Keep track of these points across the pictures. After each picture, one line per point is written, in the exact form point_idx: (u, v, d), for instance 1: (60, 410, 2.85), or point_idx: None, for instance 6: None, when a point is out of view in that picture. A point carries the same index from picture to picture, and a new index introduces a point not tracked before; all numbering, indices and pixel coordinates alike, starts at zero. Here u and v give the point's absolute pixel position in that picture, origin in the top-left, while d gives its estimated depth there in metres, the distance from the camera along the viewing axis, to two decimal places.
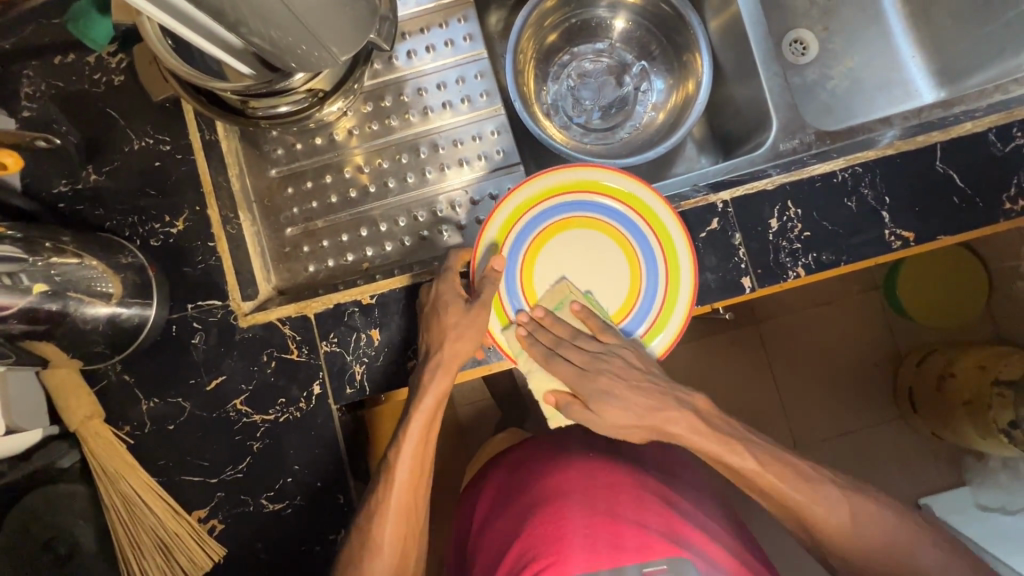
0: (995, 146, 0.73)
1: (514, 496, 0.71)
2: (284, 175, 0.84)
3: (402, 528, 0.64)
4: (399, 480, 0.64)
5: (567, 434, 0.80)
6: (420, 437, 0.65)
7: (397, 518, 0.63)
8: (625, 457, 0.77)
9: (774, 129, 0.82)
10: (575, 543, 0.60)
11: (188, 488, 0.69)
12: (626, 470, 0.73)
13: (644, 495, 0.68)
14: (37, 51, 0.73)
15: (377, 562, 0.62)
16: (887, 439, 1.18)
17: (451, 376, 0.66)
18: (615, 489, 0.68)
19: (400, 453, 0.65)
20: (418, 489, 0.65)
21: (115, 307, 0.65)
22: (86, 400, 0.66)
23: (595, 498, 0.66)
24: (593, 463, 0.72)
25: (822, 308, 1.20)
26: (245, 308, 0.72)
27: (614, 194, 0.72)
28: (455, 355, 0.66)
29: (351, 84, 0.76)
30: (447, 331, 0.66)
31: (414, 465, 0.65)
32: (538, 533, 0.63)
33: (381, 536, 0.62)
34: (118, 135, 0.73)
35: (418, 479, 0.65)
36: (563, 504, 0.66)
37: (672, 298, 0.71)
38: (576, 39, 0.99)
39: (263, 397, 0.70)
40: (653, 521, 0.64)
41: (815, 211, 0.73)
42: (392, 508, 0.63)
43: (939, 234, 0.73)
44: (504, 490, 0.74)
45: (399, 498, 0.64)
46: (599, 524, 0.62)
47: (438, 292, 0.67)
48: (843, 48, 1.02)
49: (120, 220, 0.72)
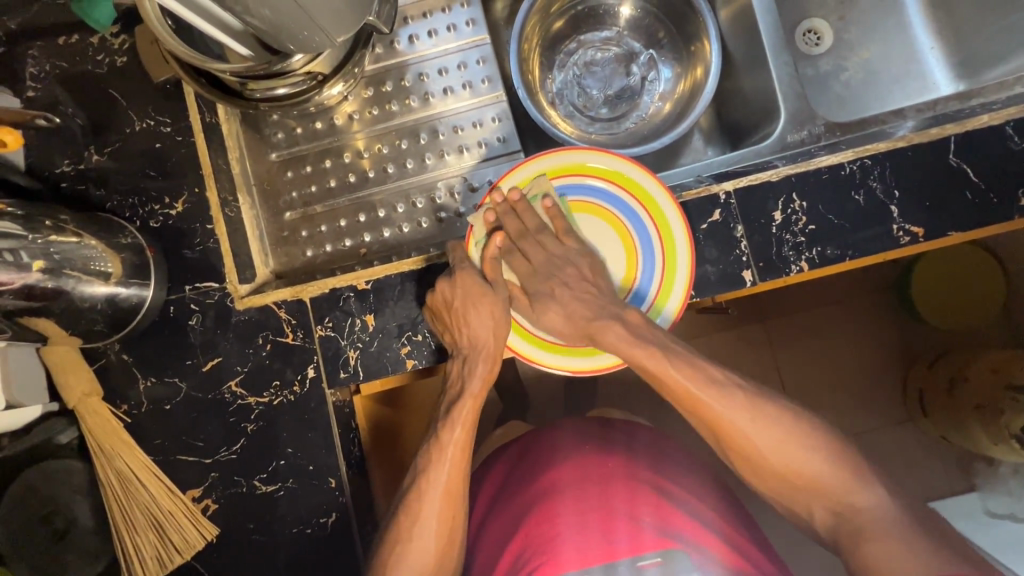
0: (1012, 140, 0.70)
1: (514, 492, 0.71)
2: (284, 159, 0.84)
3: (449, 509, 0.63)
4: (449, 458, 0.64)
5: (556, 423, 0.79)
6: (470, 420, 0.65)
7: (445, 497, 0.63)
8: (616, 443, 0.74)
9: (781, 120, 0.80)
10: (566, 539, 0.62)
11: (183, 468, 0.70)
12: (620, 459, 0.71)
13: (638, 485, 0.67)
14: (42, 31, 0.74)
15: (424, 541, 0.61)
16: (894, 441, 1.16)
17: (497, 362, 0.67)
18: (605, 481, 0.67)
19: (450, 432, 0.64)
20: (467, 468, 0.65)
21: (114, 286, 0.65)
22: (85, 377, 0.67)
23: (587, 494, 0.66)
24: (583, 453, 0.71)
25: (831, 306, 1.18)
26: (241, 291, 0.72)
27: (668, 266, 0.70)
28: (497, 340, 0.67)
29: (351, 66, 0.76)
30: (483, 315, 0.66)
31: (464, 444, 0.65)
32: (530, 532, 0.64)
33: (428, 512, 0.62)
34: (119, 116, 0.73)
35: (466, 459, 0.65)
36: (562, 502, 0.66)
37: (669, 285, 0.70)
38: (582, 27, 0.97)
39: (257, 379, 0.71)
40: (646, 514, 0.64)
41: (821, 204, 0.71)
42: (442, 486, 0.63)
43: (949, 230, 0.70)
44: (501, 484, 0.73)
45: (449, 477, 0.63)
46: (592, 519, 0.64)
47: (458, 280, 0.66)
48: (860, 39, 0.98)
49: (121, 202, 0.72)
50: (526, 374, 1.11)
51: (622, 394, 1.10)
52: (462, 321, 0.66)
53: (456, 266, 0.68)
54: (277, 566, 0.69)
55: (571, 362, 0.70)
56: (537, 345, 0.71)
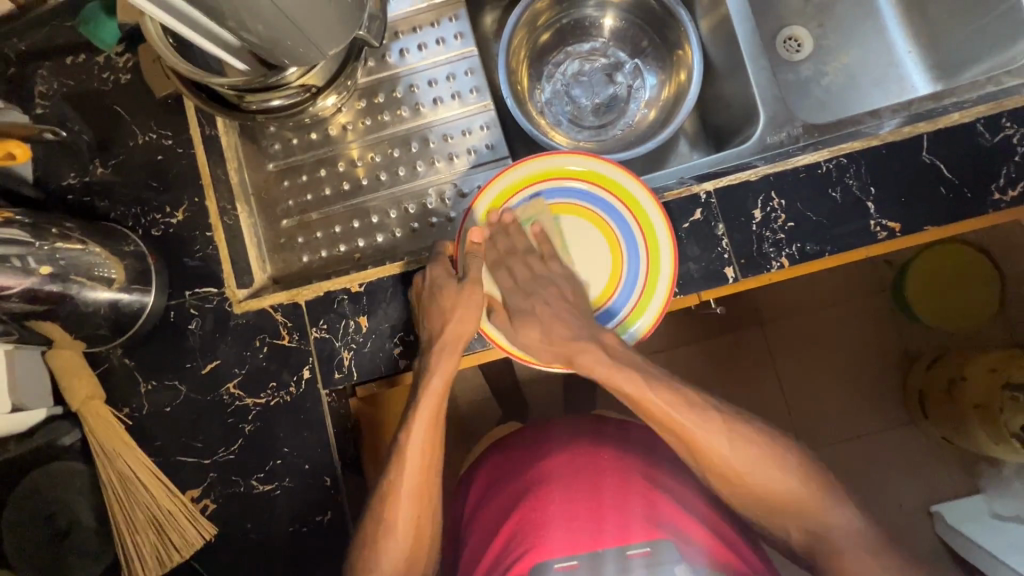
0: (984, 136, 0.72)
1: (507, 482, 0.71)
2: (281, 169, 0.87)
3: (415, 505, 0.64)
4: (409, 461, 0.65)
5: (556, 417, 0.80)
6: (431, 420, 0.66)
7: (411, 499, 0.64)
8: (612, 436, 0.74)
9: (760, 123, 0.82)
10: (555, 527, 0.64)
11: (183, 468, 0.72)
12: (614, 453, 0.71)
13: (630, 476, 0.68)
14: (51, 53, 0.78)
15: (393, 544, 0.63)
16: (892, 440, 1.16)
17: (456, 356, 0.67)
18: (599, 474, 0.68)
19: (408, 435, 0.65)
20: (430, 469, 0.66)
21: (116, 292, 0.68)
22: (88, 380, 0.69)
23: (579, 485, 0.67)
24: (578, 445, 0.72)
25: (823, 306, 1.19)
26: (239, 295, 0.75)
27: (645, 228, 0.72)
28: (456, 336, 0.68)
29: (343, 78, 0.79)
30: (449, 311, 0.68)
31: (425, 443, 0.65)
32: (521, 520, 0.65)
33: (395, 516, 0.63)
34: (123, 130, 0.77)
35: (429, 457, 0.66)
36: (555, 490, 0.67)
37: (655, 247, 0.72)
38: (568, 39, 1.01)
39: (254, 381, 0.73)
40: (637, 503, 0.65)
41: (799, 202, 0.73)
42: (406, 490, 0.64)
43: (925, 224, 0.72)
44: (493, 477, 0.74)
45: (412, 480, 0.64)
46: (582, 510, 0.65)
47: (431, 277, 0.69)
48: (838, 44, 1.01)
49: (124, 211, 0.75)
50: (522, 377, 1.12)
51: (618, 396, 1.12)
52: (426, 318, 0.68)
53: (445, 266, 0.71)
54: (276, 564, 0.70)
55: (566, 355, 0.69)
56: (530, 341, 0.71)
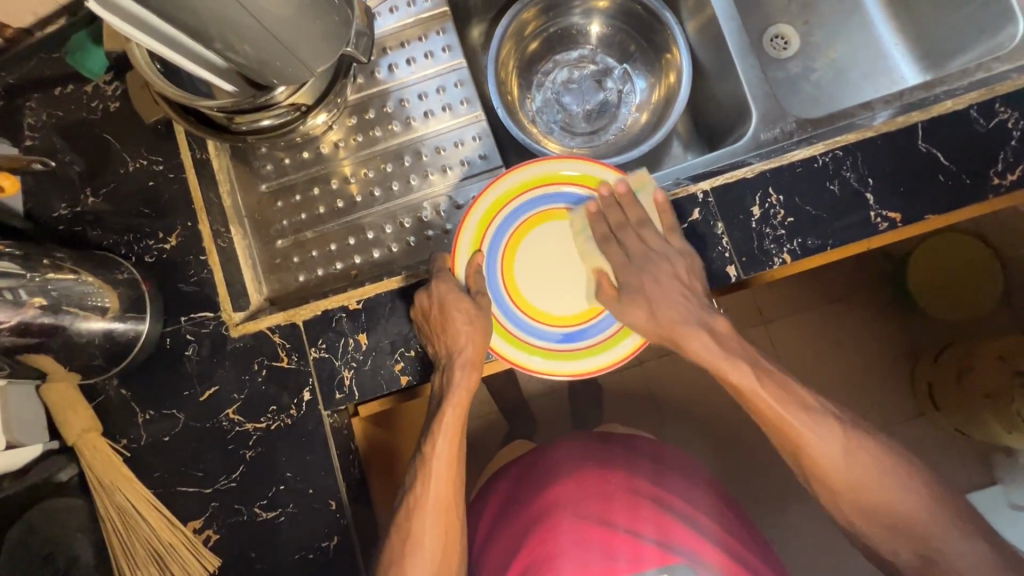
0: (978, 122, 0.72)
1: (515, 512, 0.70)
2: (274, 189, 0.86)
3: (443, 521, 0.63)
4: (435, 471, 0.64)
5: (561, 438, 0.79)
6: (453, 431, 0.66)
7: (437, 512, 0.63)
8: (620, 455, 0.74)
9: (753, 121, 0.82)
10: (569, 556, 0.61)
11: (183, 499, 0.70)
12: (622, 473, 0.70)
13: (638, 498, 0.67)
14: (39, 84, 0.78)
15: (419, 561, 0.61)
16: (906, 435, 1.14)
17: (477, 368, 0.67)
18: (609, 498, 0.67)
19: (433, 445, 0.65)
20: (456, 479, 0.65)
21: (111, 321, 0.67)
22: (84, 413, 0.68)
23: (588, 512, 0.66)
24: (584, 468, 0.71)
25: (827, 302, 1.18)
26: (236, 318, 0.73)
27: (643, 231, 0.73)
28: (476, 347, 0.67)
29: (332, 96, 0.79)
30: (462, 325, 0.66)
31: (450, 456, 0.65)
32: (532, 550, 0.63)
33: (421, 532, 0.62)
34: (114, 158, 0.76)
35: (454, 470, 0.65)
36: (564, 519, 0.65)
37: None
38: (557, 47, 1.01)
39: (254, 405, 0.71)
40: (648, 528, 0.63)
41: (798, 197, 0.72)
42: (432, 504, 0.63)
43: (926, 213, 0.72)
44: (504, 504, 0.73)
45: (439, 491, 0.64)
46: (594, 537, 0.63)
47: (439, 289, 0.68)
48: (825, 40, 1.02)
49: (117, 239, 0.75)
50: (527, 389, 1.11)
51: (626, 403, 1.11)
52: (442, 328, 0.67)
53: (443, 276, 0.70)
54: None
55: (567, 367, 0.71)
56: (527, 351, 0.71)
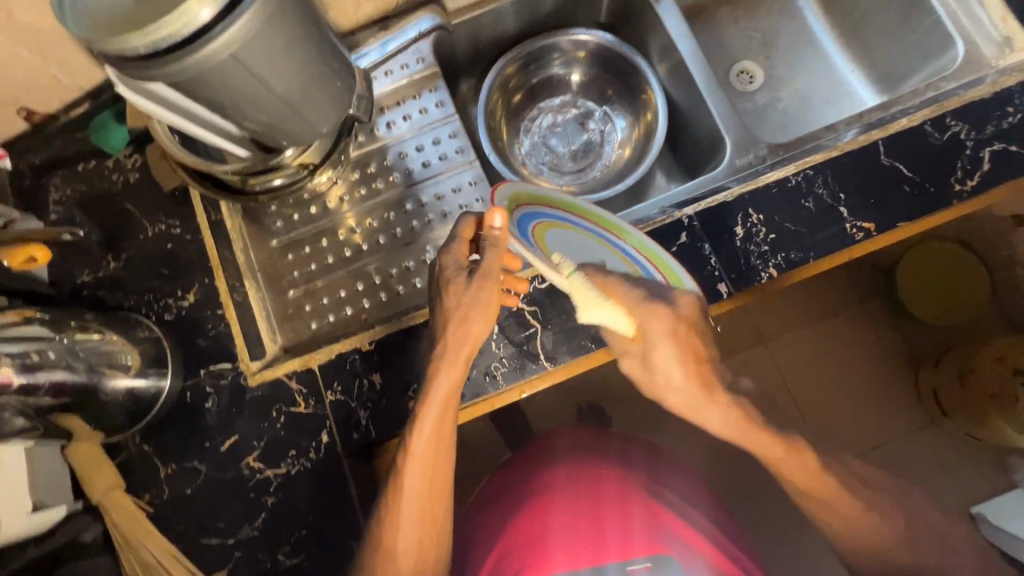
0: (933, 135, 0.79)
1: (510, 496, 0.74)
2: (285, 244, 0.87)
3: (423, 525, 0.65)
4: (413, 473, 0.64)
5: (560, 432, 0.84)
6: (433, 431, 0.63)
7: (413, 519, 0.64)
8: (611, 450, 0.78)
9: (728, 149, 0.88)
10: (557, 538, 0.66)
11: (207, 551, 0.71)
12: (613, 467, 0.75)
13: (629, 488, 0.72)
14: (63, 162, 0.84)
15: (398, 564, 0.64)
16: (917, 442, 1.15)
17: (461, 367, 0.63)
18: (602, 488, 0.71)
19: (413, 446, 0.63)
20: (434, 485, 0.65)
21: (133, 378, 0.70)
22: (108, 471, 0.70)
23: (580, 500, 0.70)
24: (580, 462, 0.75)
25: (823, 316, 1.22)
26: (253, 367, 0.76)
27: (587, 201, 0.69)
28: (472, 342, 0.63)
29: (337, 154, 0.85)
30: (454, 311, 0.61)
31: (428, 458, 0.64)
32: (521, 531, 0.68)
33: (399, 537, 0.64)
34: (134, 224, 0.82)
35: (434, 475, 0.65)
36: (557, 506, 0.69)
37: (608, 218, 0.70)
38: (540, 96, 1.09)
39: (274, 452, 0.73)
40: (638, 515, 0.68)
41: (776, 215, 0.78)
42: (405, 510, 0.64)
43: (897, 221, 0.77)
44: (497, 489, 0.78)
45: (416, 497, 0.64)
46: (582, 521, 0.67)
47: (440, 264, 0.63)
48: (787, 73, 1.10)
49: (138, 300, 0.79)
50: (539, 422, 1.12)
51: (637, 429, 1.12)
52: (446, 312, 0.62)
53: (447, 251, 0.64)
54: None
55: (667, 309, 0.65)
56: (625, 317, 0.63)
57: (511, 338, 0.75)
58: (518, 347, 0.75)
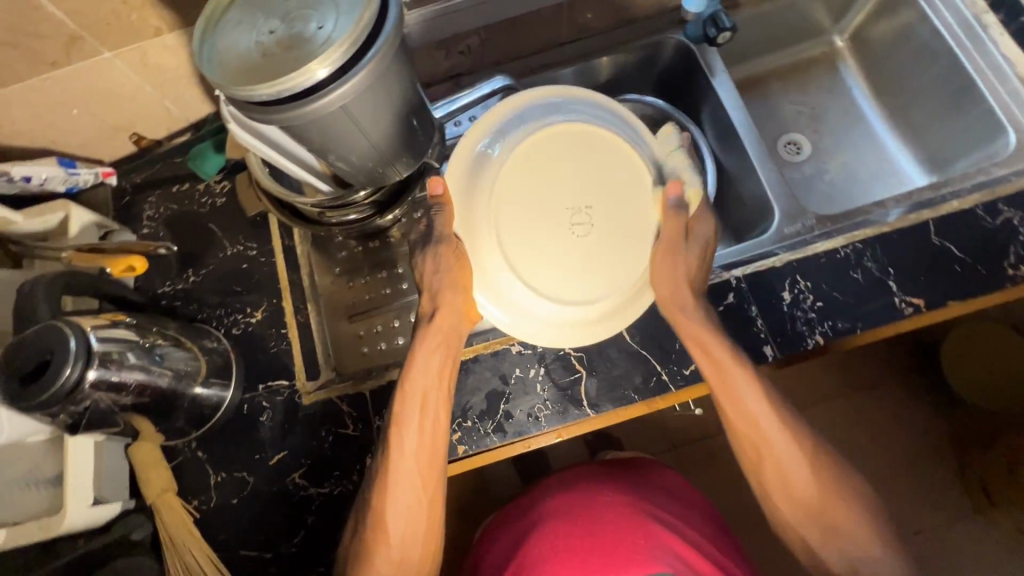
0: (985, 219, 0.80)
1: (511, 531, 0.79)
2: (345, 272, 0.90)
3: (424, 454, 0.70)
4: (413, 403, 0.70)
5: (570, 467, 0.88)
6: (432, 369, 0.72)
7: (417, 449, 0.70)
8: (625, 480, 0.81)
9: (776, 216, 0.88)
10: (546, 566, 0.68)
11: (246, 563, 0.74)
12: (618, 493, 0.77)
13: (632, 512, 0.73)
14: (160, 182, 0.92)
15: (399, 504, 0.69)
16: (961, 532, 1.10)
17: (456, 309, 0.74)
18: (595, 511, 0.74)
19: (412, 381, 0.71)
20: (430, 416, 0.70)
21: (199, 386, 0.74)
22: (163, 473, 0.74)
23: (571, 526, 0.72)
24: (575, 492, 0.79)
25: (866, 389, 1.19)
26: (308, 387, 0.80)
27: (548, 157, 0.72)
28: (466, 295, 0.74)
29: (407, 197, 0.87)
30: (446, 271, 0.74)
31: (424, 390, 0.71)
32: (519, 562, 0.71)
33: (400, 468, 0.69)
34: (215, 243, 0.89)
35: (429, 409, 0.71)
36: (550, 530, 0.73)
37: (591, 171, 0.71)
38: None
39: (319, 471, 0.76)
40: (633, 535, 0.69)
41: (825, 283, 0.79)
42: (410, 440, 0.70)
43: (948, 300, 0.77)
44: (509, 519, 0.82)
45: (415, 431, 0.70)
46: (573, 545, 0.70)
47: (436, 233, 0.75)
48: (834, 147, 1.14)
49: (210, 313, 0.85)
50: None
51: None
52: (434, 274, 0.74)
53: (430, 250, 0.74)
54: None
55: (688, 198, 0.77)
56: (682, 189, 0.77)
57: (556, 380, 0.78)
58: (562, 391, 0.77)
